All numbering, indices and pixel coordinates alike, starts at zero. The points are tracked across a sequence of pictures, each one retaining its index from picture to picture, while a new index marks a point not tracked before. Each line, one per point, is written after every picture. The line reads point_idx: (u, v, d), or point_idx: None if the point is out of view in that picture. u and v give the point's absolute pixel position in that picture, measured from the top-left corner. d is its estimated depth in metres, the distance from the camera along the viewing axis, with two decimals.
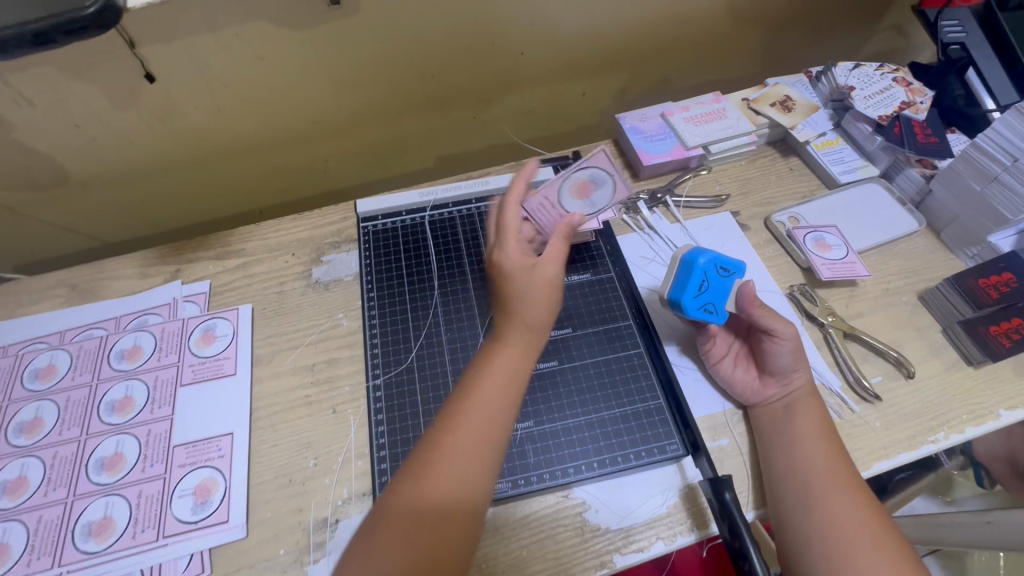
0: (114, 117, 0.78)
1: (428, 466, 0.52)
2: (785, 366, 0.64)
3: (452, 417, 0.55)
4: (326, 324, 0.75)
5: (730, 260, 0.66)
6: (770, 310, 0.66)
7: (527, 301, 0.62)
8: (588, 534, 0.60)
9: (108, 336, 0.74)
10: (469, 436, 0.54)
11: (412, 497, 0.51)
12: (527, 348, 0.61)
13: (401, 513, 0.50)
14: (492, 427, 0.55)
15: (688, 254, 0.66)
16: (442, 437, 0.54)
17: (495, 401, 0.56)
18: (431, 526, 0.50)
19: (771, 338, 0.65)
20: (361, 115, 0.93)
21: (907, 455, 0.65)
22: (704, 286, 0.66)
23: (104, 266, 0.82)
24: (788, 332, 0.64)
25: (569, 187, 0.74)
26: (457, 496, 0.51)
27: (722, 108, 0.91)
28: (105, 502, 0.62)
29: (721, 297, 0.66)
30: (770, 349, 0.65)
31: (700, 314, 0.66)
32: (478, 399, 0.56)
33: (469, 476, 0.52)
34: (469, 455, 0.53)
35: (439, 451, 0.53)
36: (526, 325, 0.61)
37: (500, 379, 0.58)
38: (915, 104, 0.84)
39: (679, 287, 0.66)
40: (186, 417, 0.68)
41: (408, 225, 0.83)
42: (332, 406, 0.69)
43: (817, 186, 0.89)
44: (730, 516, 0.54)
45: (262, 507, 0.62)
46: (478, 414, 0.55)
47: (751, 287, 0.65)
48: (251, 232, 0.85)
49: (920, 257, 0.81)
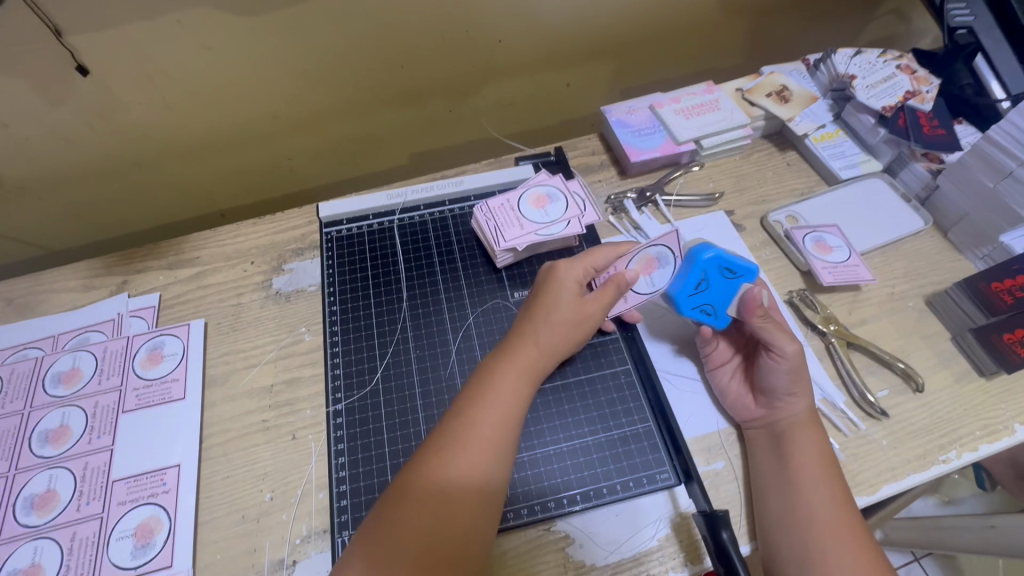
0: (47, 114, 0.70)
1: (437, 459, 0.50)
2: (779, 388, 0.58)
3: (468, 411, 0.53)
4: (287, 340, 0.69)
5: (739, 261, 0.62)
6: (774, 324, 0.59)
7: (555, 313, 0.60)
8: (572, 573, 0.54)
9: (44, 357, 0.67)
10: (484, 435, 0.52)
11: (419, 490, 0.49)
12: (545, 362, 0.59)
13: (406, 505, 0.48)
14: (508, 430, 0.53)
15: (694, 249, 0.63)
16: (455, 432, 0.52)
17: (511, 405, 0.54)
18: (433, 524, 0.47)
19: (770, 354, 0.59)
20: (327, 109, 0.86)
21: (917, 476, 0.59)
22: (703, 283, 0.63)
23: (43, 277, 0.74)
24: (789, 351, 0.58)
25: (528, 199, 0.72)
26: (465, 496, 0.49)
27: (715, 99, 0.85)
28: (34, 547, 0.55)
29: (722, 299, 0.63)
30: (765, 365, 0.59)
31: (696, 315, 0.64)
32: (494, 399, 0.54)
33: (478, 478, 0.50)
34: (480, 455, 0.51)
35: (451, 445, 0.51)
36: (551, 340, 0.60)
37: (518, 385, 0.56)
38: (920, 94, 0.78)
39: (675, 283, 0.64)
40: (129, 447, 0.61)
41: (374, 230, 0.77)
42: (292, 432, 0.62)
43: (816, 182, 0.83)
44: (727, 557, 0.48)
45: (211, 548, 0.56)
46: (495, 413, 0.53)
47: (753, 295, 0.59)
48: (206, 238, 0.77)
49: (927, 257, 0.75)
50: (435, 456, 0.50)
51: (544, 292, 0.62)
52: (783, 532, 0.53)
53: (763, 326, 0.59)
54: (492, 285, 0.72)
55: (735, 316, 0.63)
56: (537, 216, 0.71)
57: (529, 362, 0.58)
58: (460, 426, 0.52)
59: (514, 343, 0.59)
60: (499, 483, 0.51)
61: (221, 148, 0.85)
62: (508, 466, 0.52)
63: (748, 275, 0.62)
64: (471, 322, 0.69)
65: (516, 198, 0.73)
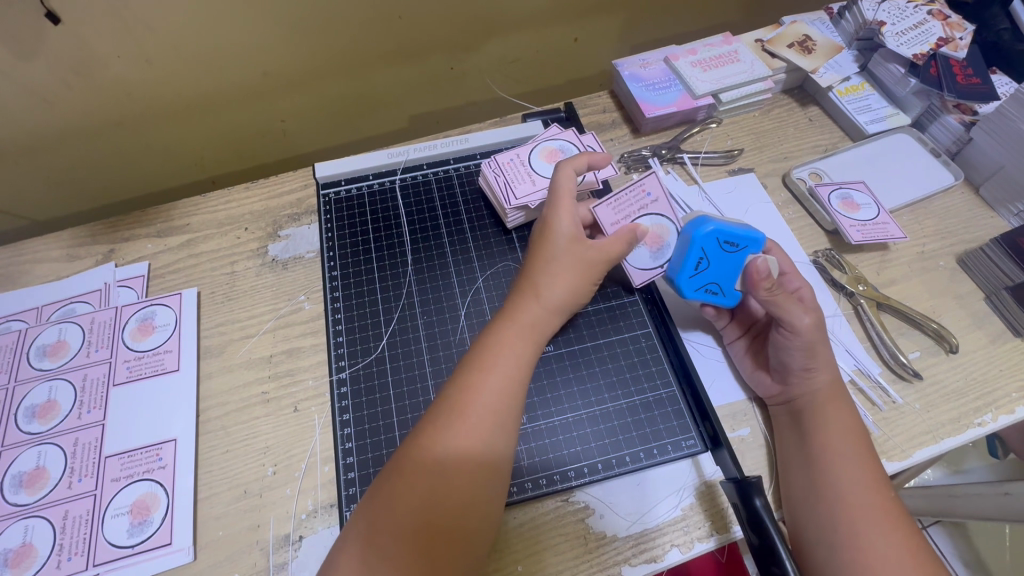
0: (17, 69, 0.65)
1: (435, 428, 0.47)
2: (792, 364, 0.54)
3: (467, 378, 0.49)
4: (285, 308, 0.65)
5: (738, 231, 0.56)
6: (785, 294, 0.54)
7: (555, 266, 0.56)
8: (593, 543, 0.52)
9: (28, 330, 0.63)
10: (484, 400, 0.48)
11: (416, 462, 0.45)
12: (549, 320, 0.55)
13: (402, 478, 0.45)
14: (510, 395, 0.49)
15: (690, 226, 0.57)
16: (452, 400, 0.48)
17: (513, 369, 0.51)
18: (433, 496, 0.44)
19: (781, 329, 0.54)
20: (321, 65, 0.80)
21: (952, 439, 0.57)
22: (703, 263, 0.57)
23: (23, 247, 0.70)
24: (803, 325, 0.53)
25: (539, 154, 0.68)
26: (466, 467, 0.46)
27: (734, 50, 0.80)
28: (24, 527, 0.52)
29: (727, 275, 0.58)
30: (776, 341, 0.55)
31: (702, 296, 0.59)
32: (493, 362, 0.50)
33: (479, 447, 0.46)
34: (481, 423, 0.47)
35: (449, 414, 0.47)
36: (554, 294, 0.55)
37: (519, 347, 0.52)
38: (954, 40, 0.73)
39: (674, 266, 0.59)
40: (122, 422, 0.58)
41: (376, 192, 0.73)
42: (294, 404, 0.59)
43: (840, 138, 0.79)
44: (760, 526, 0.46)
45: (213, 524, 0.53)
46: (496, 378, 0.50)
47: (756, 267, 0.54)
48: (196, 203, 0.73)
49: (958, 215, 0.72)
50: (432, 425, 0.47)
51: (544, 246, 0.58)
52: (809, 512, 0.49)
53: (773, 299, 0.53)
54: (502, 248, 0.68)
55: (743, 290, 0.58)
56: (550, 171, 0.67)
57: (530, 322, 0.54)
58: (459, 393, 0.49)
59: (516, 304, 0.55)
60: (503, 453, 0.48)
61: (210, 109, 0.80)
62: (513, 435, 0.49)
63: (752, 245, 0.56)
64: (481, 285, 0.66)
65: (526, 152, 0.69)
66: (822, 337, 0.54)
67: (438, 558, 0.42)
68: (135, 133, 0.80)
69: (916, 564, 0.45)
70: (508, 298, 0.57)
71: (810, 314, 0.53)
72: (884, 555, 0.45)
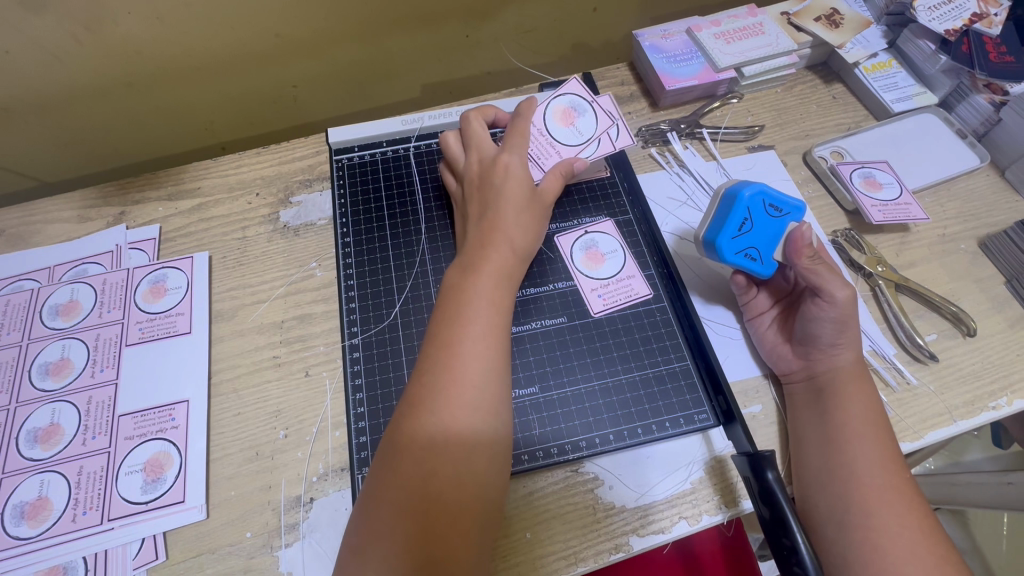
0: (26, 22, 0.63)
1: (424, 389, 0.46)
2: (821, 338, 0.54)
3: (450, 333, 0.49)
4: (297, 275, 0.65)
5: (785, 198, 0.56)
6: (826, 266, 0.54)
7: (516, 212, 0.57)
8: (601, 513, 0.52)
9: (41, 289, 0.63)
10: (468, 350, 0.48)
11: (413, 426, 0.45)
12: (517, 264, 0.55)
13: (408, 454, 0.44)
14: (491, 339, 0.49)
15: (733, 189, 0.57)
16: (433, 357, 0.48)
17: (491, 318, 0.50)
18: (437, 457, 0.44)
19: (817, 299, 0.54)
20: (334, 27, 0.78)
21: (966, 422, 0.56)
22: (746, 224, 0.56)
23: (34, 208, 0.69)
24: (839, 297, 0.52)
25: (555, 117, 0.64)
26: (471, 439, 0.45)
27: (759, 23, 0.77)
28: (40, 481, 0.53)
29: (766, 241, 0.56)
30: (809, 313, 0.54)
31: (740, 261, 0.57)
32: (475, 316, 0.50)
33: (472, 396, 0.46)
34: (469, 373, 0.47)
35: (443, 381, 0.46)
36: (519, 237, 0.56)
37: (492, 291, 0.52)
38: (989, 17, 0.70)
39: (715, 228, 0.57)
40: (134, 382, 0.58)
41: (389, 158, 0.72)
42: (306, 368, 0.59)
43: (864, 117, 0.77)
44: (773, 498, 0.46)
45: (225, 483, 0.54)
46: (478, 327, 0.49)
47: (801, 233, 0.55)
48: (207, 167, 0.72)
49: (982, 198, 0.70)
50: (427, 393, 0.46)
51: (499, 191, 0.57)
52: (821, 491, 0.49)
53: (813, 269, 0.54)
54: None
55: (782, 262, 0.57)
56: (568, 136, 0.64)
57: (503, 270, 0.54)
58: (440, 350, 0.48)
59: (485, 250, 0.54)
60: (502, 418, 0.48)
61: (220, 70, 0.79)
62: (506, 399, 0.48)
63: (796, 213, 0.56)
64: None
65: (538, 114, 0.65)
66: (856, 315, 0.53)
67: (449, 540, 0.42)
68: (145, 95, 0.79)
69: (923, 542, 0.45)
70: (471, 248, 0.55)
71: (849, 289, 0.52)
72: (895, 533, 0.45)
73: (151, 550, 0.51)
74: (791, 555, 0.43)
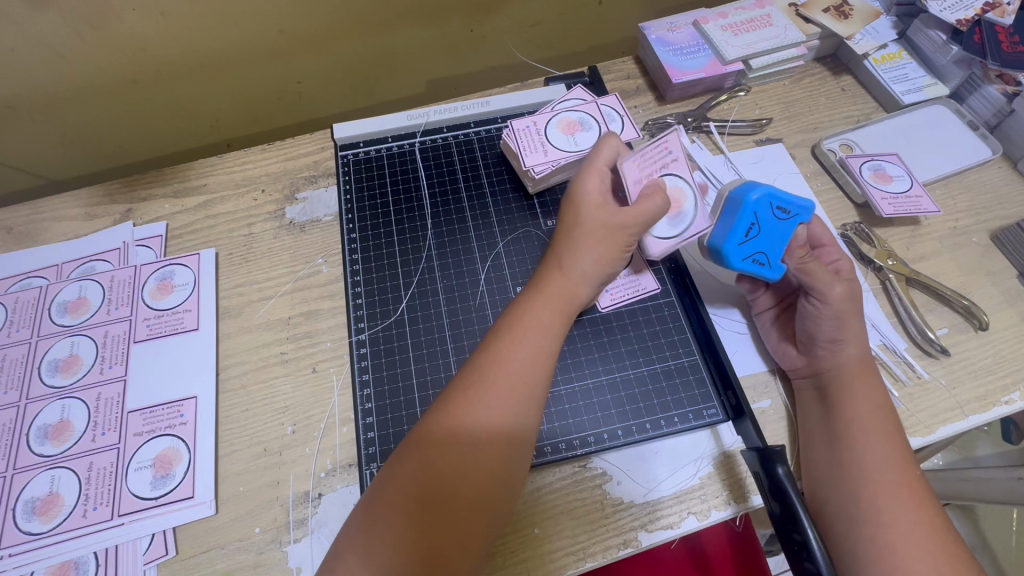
0: (33, 20, 0.63)
1: (464, 400, 0.46)
2: (818, 335, 0.53)
3: (497, 349, 0.48)
4: (304, 271, 0.65)
5: (792, 200, 0.54)
6: (817, 265, 0.53)
7: (586, 243, 0.53)
8: (609, 509, 0.52)
9: (48, 287, 0.64)
10: (515, 365, 0.47)
11: (443, 433, 0.44)
12: (580, 300, 0.53)
13: (429, 449, 0.44)
14: (537, 368, 0.48)
15: (738, 191, 0.55)
16: (481, 372, 0.47)
17: (542, 340, 0.50)
18: (462, 468, 0.43)
19: (810, 298, 0.53)
20: (338, 22, 0.78)
21: (977, 416, 0.56)
22: (754, 229, 0.55)
23: (42, 205, 0.69)
24: (833, 295, 0.52)
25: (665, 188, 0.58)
26: (496, 442, 0.45)
27: (767, 14, 0.76)
28: (50, 477, 0.53)
29: (775, 245, 0.54)
30: (804, 312, 0.54)
31: (748, 267, 0.55)
32: (524, 336, 0.49)
33: (508, 420, 0.46)
34: (508, 382, 0.47)
35: (478, 385, 0.46)
36: (587, 271, 0.53)
37: (547, 321, 0.51)
38: (1001, 6, 0.69)
39: (720, 234, 0.56)
40: (143, 378, 0.58)
41: (394, 153, 0.71)
42: (313, 364, 0.59)
43: (873, 109, 0.76)
44: (783, 494, 0.45)
45: (234, 479, 0.54)
46: (527, 349, 0.49)
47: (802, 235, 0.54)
48: (212, 164, 0.72)
49: (993, 190, 0.69)
50: (460, 396, 0.46)
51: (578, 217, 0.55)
52: (831, 486, 0.49)
53: (805, 267, 0.54)
54: (523, 214, 0.67)
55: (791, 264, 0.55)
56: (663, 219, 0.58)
57: (561, 297, 0.52)
58: (487, 366, 0.47)
59: (544, 277, 0.54)
60: (532, 427, 0.47)
61: (225, 67, 0.79)
62: (541, 408, 0.48)
63: (803, 214, 0.55)
64: (501, 251, 0.65)
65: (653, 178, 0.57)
66: (852, 310, 0.52)
67: (457, 531, 0.42)
68: (150, 92, 0.78)
69: (935, 540, 0.45)
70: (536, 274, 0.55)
71: (842, 284, 0.52)
72: (906, 531, 0.45)
73: (161, 545, 0.51)
74: (801, 550, 0.43)
